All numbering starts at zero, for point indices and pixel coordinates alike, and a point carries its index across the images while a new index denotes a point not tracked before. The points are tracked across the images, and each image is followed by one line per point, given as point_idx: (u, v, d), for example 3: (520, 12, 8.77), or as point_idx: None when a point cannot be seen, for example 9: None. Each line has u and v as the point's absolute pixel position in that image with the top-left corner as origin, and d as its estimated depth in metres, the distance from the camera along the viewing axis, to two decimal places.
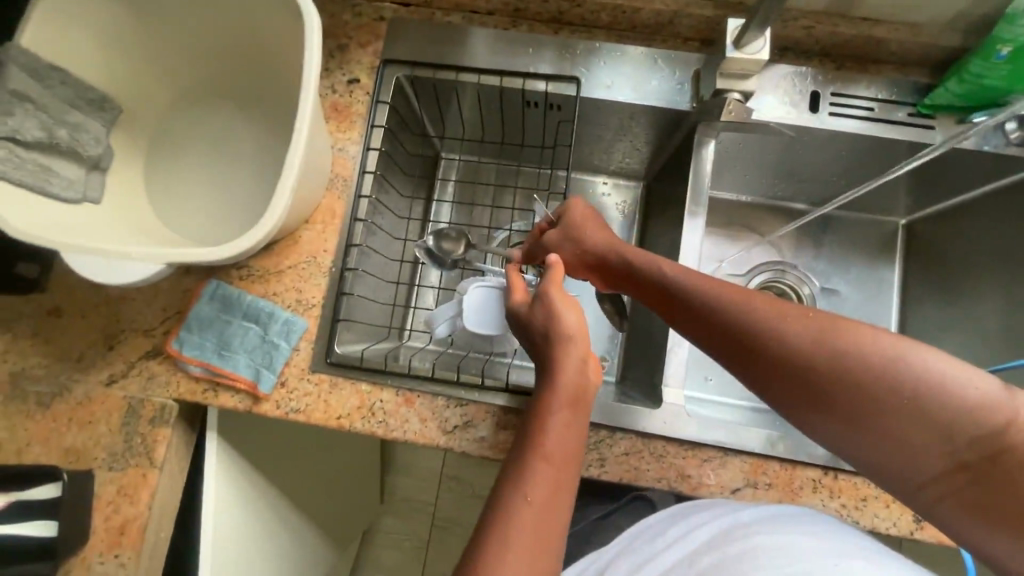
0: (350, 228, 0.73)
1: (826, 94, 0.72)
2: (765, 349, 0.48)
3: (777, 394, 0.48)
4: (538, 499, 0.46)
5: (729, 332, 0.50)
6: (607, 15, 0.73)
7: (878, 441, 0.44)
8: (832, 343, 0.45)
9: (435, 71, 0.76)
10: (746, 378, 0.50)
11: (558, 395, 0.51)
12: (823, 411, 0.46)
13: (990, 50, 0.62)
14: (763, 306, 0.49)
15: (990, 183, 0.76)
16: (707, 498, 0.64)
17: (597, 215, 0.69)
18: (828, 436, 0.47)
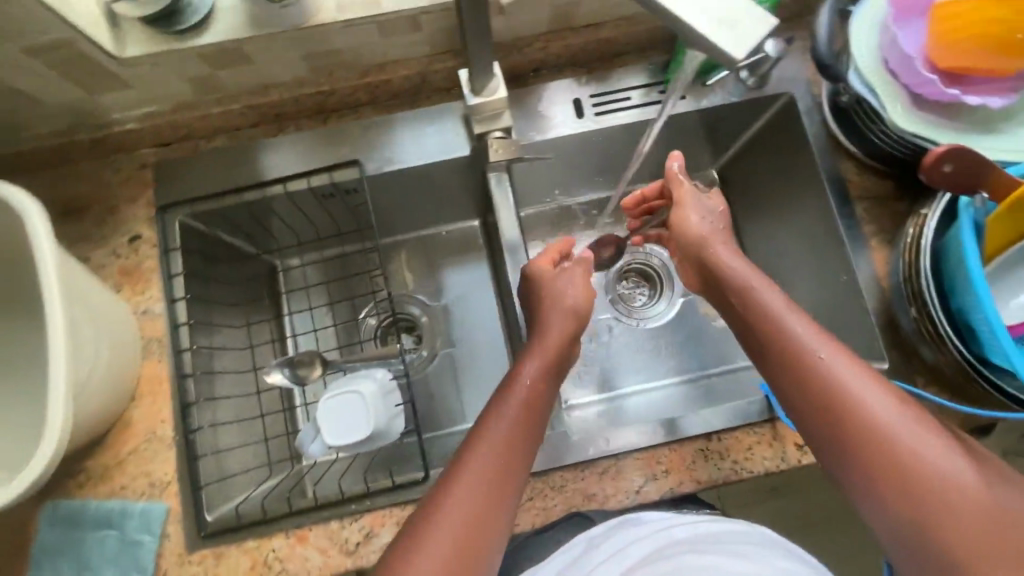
0: (181, 388, 0.69)
1: (586, 98, 0.76)
2: (784, 346, 0.57)
3: (814, 406, 0.54)
4: (483, 472, 0.54)
5: (814, 375, 0.54)
6: (362, 94, 0.73)
7: (834, 431, 0.52)
8: (835, 362, 0.54)
9: (218, 200, 0.73)
10: (799, 401, 0.55)
11: (521, 393, 0.60)
12: (821, 408, 0.53)
13: None
14: (860, 373, 0.53)
15: (757, 122, 0.83)
16: (633, 516, 0.61)
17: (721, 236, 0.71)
18: (830, 445, 0.52)
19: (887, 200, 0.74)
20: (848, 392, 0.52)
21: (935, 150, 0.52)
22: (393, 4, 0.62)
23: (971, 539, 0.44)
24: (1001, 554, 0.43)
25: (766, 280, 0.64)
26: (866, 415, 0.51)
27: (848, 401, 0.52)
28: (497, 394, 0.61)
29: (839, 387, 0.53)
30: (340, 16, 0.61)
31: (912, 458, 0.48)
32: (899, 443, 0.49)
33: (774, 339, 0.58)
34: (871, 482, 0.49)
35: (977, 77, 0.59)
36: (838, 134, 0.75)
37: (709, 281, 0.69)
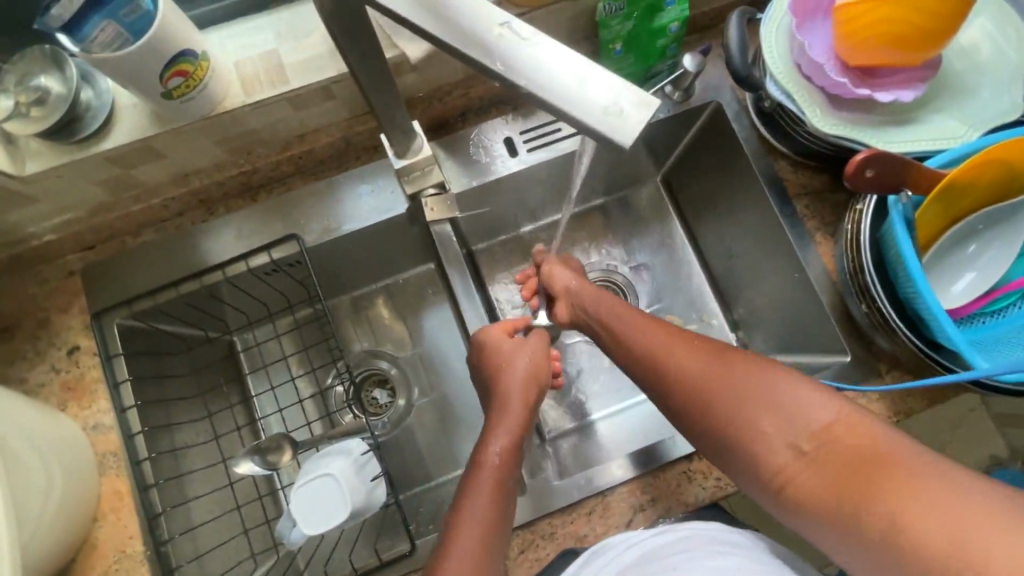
0: (144, 500, 0.66)
1: (517, 136, 0.76)
2: (612, 332, 0.66)
3: (644, 380, 0.61)
4: (476, 514, 0.55)
5: (637, 354, 0.61)
6: (288, 165, 0.72)
7: (648, 376, 0.60)
8: (640, 329, 0.63)
9: (156, 296, 0.70)
10: (638, 379, 0.61)
11: (506, 424, 0.62)
12: (647, 375, 0.60)
13: (608, 50, 0.69)
14: (669, 339, 0.60)
15: (689, 131, 0.84)
16: (605, 542, 0.60)
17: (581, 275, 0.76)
18: (671, 410, 0.58)
19: (824, 193, 0.75)
20: (655, 348, 0.60)
21: (858, 154, 0.52)
22: (300, 78, 0.61)
23: (759, 430, 0.51)
24: (781, 436, 0.50)
25: (618, 298, 0.70)
26: (664, 360, 0.58)
27: (652, 354, 0.60)
28: (482, 434, 0.62)
29: (648, 345, 0.60)
30: (248, 98, 0.60)
31: (705, 378, 0.55)
32: (693, 372, 0.56)
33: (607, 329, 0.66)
34: (686, 411, 0.56)
35: (888, 71, 0.60)
36: (766, 136, 0.76)
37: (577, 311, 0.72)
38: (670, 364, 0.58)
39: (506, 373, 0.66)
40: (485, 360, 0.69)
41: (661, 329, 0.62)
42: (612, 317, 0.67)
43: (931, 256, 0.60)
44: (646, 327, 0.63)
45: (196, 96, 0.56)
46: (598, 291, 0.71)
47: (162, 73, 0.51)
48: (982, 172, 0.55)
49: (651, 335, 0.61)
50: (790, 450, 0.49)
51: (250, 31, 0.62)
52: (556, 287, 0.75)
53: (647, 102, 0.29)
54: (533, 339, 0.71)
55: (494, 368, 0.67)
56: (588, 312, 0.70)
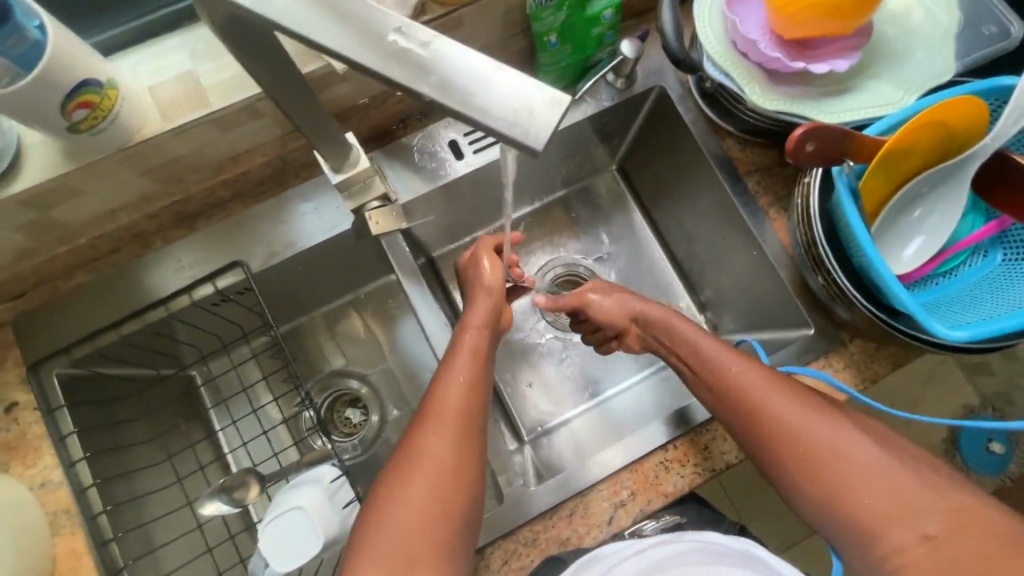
0: (104, 557, 0.63)
1: (462, 138, 0.74)
2: (718, 374, 0.61)
3: (740, 428, 0.59)
4: (419, 500, 0.54)
5: (734, 399, 0.59)
6: (225, 189, 0.69)
7: (760, 433, 0.57)
8: (750, 376, 0.59)
9: (95, 340, 0.67)
10: (735, 425, 0.59)
11: (449, 410, 0.58)
12: (745, 424, 0.58)
13: (542, 42, 0.68)
14: (774, 390, 0.57)
15: (637, 118, 0.83)
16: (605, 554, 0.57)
17: (613, 285, 0.75)
18: (767, 462, 0.57)
19: (773, 168, 0.75)
20: (773, 408, 0.56)
21: (797, 129, 0.51)
22: (221, 99, 0.57)
23: (877, 512, 0.51)
24: (907, 517, 0.50)
25: (687, 315, 0.68)
26: (790, 423, 0.55)
27: (772, 411, 0.57)
28: (425, 413, 0.59)
29: (768, 406, 0.57)
30: (167, 124, 0.56)
31: (827, 448, 0.53)
32: (818, 440, 0.54)
33: (712, 375, 0.61)
34: (794, 475, 0.55)
35: (824, 45, 0.60)
36: (712, 116, 0.76)
37: (648, 327, 0.71)
38: (797, 427, 0.55)
39: (453, 359, 0.63)
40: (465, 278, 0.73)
41: (776, 384, 0.58)
42: (714, 357, 0.62)
43: (879, 224, 0.60)
44: (765, 378, 0.58)
45: (108, 128, 0.53)
46: (690, 327, 0.66)
47: (63, 106, 0.48)
48: (920, 137, 0.55)
49: (771, 390, 0.58)
50: (916, 533, 0.49)
51: (162, 53, 0.58)
52: (596, 305, 0.74)
53: (557, 100, 0.28)
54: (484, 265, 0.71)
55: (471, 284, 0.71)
56: (660, 327, 0.69)
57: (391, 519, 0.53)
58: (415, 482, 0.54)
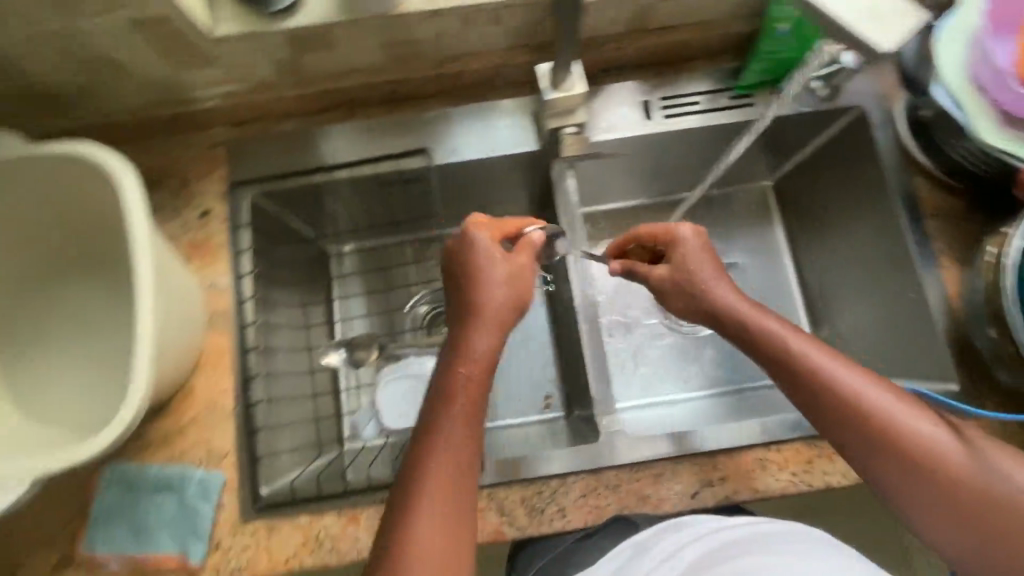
0: (243, 361, 0.70)
1: (655, 101, 0.77)
2: (847, 400, 0.57)
3: (866, 459, 0.56)
4: (446, 467, 0.54)
5: (864, 431, 0.56)
6: (435, 83, 0.75)
7: (892, 462, 0.55)
8: (888, 405, 0.56)
9: (287, 179, 0.75)
10: (858, 455, 0.57)
11: (448, 439, 0.55)
12: (876, 455, 0.55)
13: (771, 29, 0.69)
14: (917, 423, 0.55)
15: (820, 135, 0.81)
16: (688, 527, 0.58)
17: (706, 252, 0.67)
18: (895, 492, 0.55)
19: (959, 219, 0.73)
20: (914, 438, 0.54)
21: None
22: None
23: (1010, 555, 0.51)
24: None
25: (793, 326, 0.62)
26: (929, 456, 0.54)
27: (909, 445, 0.54)
28: (437, 392, 0.57)
29: (904, 437, 0.54)
30: (428, 6, 0.62)
31: (973, 485, 0.52)
32: (962, 481, 0.53)
33: (840, 408, 0.57)
34: (918, 502, 0.54)
35: None
36: (911, 148, 0.75)
37: (731, 333, 0.65)
38: (934, 458, 0.54)
39: (451, 382, 0.57)
40: (455, 265, 0.62)
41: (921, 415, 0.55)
42: (843, 384, 0.57)
43: None
44: (902, 407, 0.56)
45: None
46: (804, 351, 0.59)
47: None
48: None
49: (909, 425, 0.55)
50: None
51: None
52: (670, 292, 0.67)
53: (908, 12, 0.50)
54: (522, 255, 0.62)
55: (470, 275, 0.60)
56: (756, 341, 0.62)
57: (414, 547, 0.51)
58: (426, 508, 0.52)
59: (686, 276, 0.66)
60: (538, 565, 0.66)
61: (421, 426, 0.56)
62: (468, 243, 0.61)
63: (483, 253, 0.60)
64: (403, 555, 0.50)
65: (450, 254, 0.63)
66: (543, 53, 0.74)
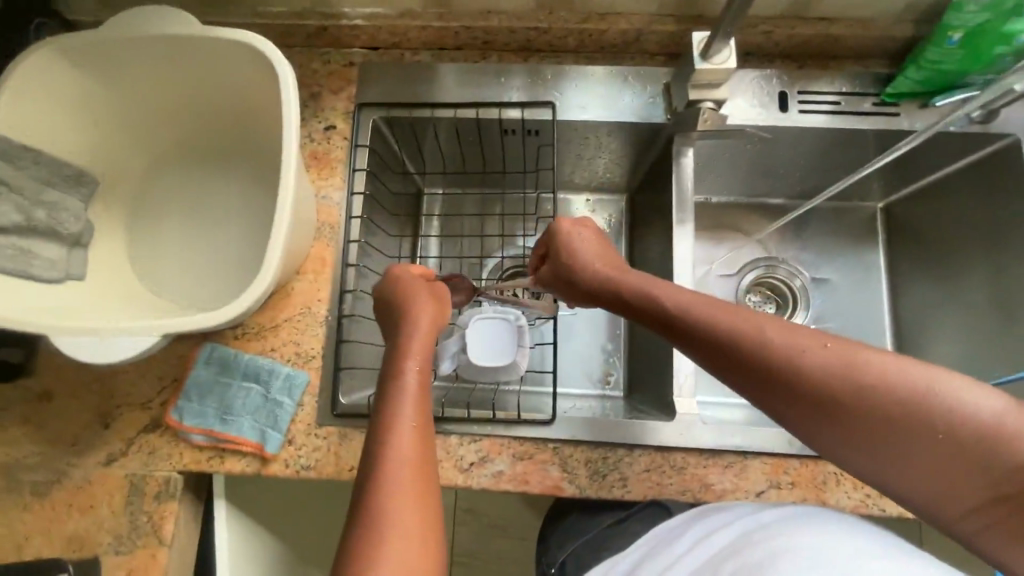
0: (342, 275, 0.72)
1: (793, 94, 0.74)
2: (819, 390, 0.43)
3: (838, 443, 0.43)
4: (403, 454, 0.48)
5: (803, 397, 0.44)
6: (573, 39, 0.75)
7: (915, 458, 0.40)
8: (809, 350, 0.44)
9: (413, 108, 0.76)
10: (832, 439, 0.43)
11: (409, 413, 0.51)
12: (836, 431, 0.43)
13: (942, 36, 0.66)
14: (838, 363, 0.43)
15: (960, 159, 0.77)
16: (727, 514, 0.56)
17: (575, 226, 0.67)
18: (890, 468, 0.42)
19: None
20: (851, 378, 0.42)
21: None
22: None
23: None
24: None
25: (662, 282, 0.56)
26: (882, 399, 0.41)
27: (926, 422, 0.40)
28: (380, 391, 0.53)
29: (916, 409, 0.40)
30: None
31: (944, 414, 0.39)
32: (936, 415, 0.39)
33: (768, 379, 0.45)
34: (914, 462, 0.41)
35: None
36: None
37: (627, 305, 0.58)
38: (969, 425, 0.39)
39: (398, 369, 0.54)
40: (384, 291, 0.64)
41: (835, 347, 0.44)
42: (817, 366, 0.43)
43: None
44: (890, 364, 0.42)
45: None
46: (721, 325, 0.48)
47: None
48: None
49: (916, 386, 0.40)
50: None
51: None
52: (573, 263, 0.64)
53: None
54: (437, 282, 0.68)
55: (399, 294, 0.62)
56: (648, 315, 0.55)
57: (388, 536, 0.43)
58: (386, 491, 0.46)
59: (581, 265, 0.63)
60: (570, 547, 0.69)
61: (378, 409, 0.52)
62: (393, 276, 0.65)
63: (404, 278, 0.64)
64: (376, 532, 0.44)
65: (377, 289, 0.66)
66: (691, 25, 0.73)
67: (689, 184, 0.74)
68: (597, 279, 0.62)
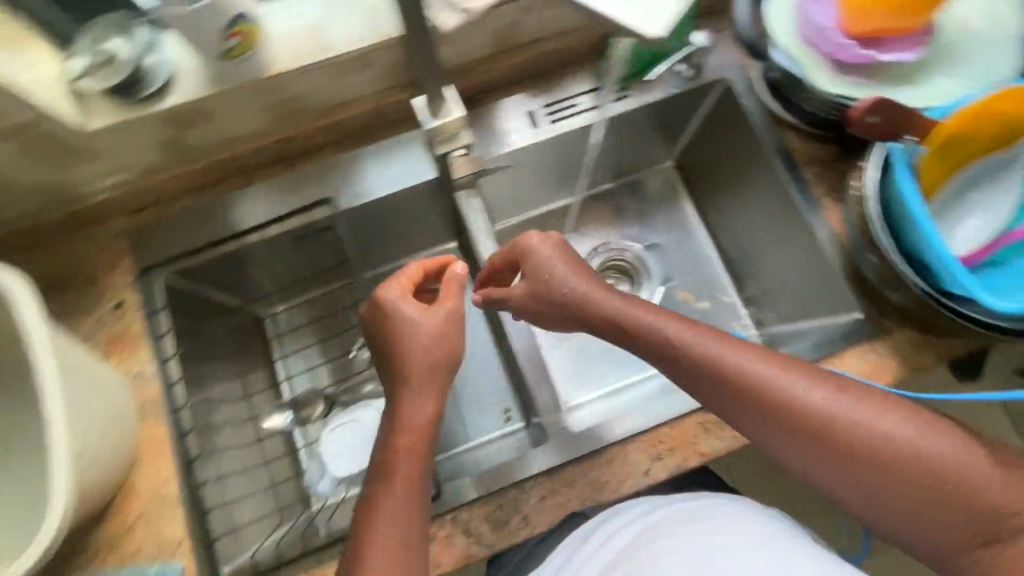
0: (182, 445, 0.69)
1: (538, 109, 0.81)
2: (811, 424, 0.53)
3: (814, 461, 0.54)
4: (389, 527, 0.55)
5: (796, 427, 0.54)
6: (325, 134, 0.77)
7: (837, 458, 0.53)
8: (804, 388, 0.55)
9: (198, 253, 0.75)
10: (809, 457, 0.54)
11: (397, 505, 0.56)
12: (818, 451, 0.53)
13: (624, 25, 0.75)
14: (829, 403, 0.54)
15: (699, 108, 0.87)
16: (632, 511, 0.63)
17: (557, 245, 0.67)
18: (847, 480, 0.53)
19: (830, 163, 0.78)
20: (838, 416, 0.53)
21: (861, 104, 0.57)
22: (345, 45, 0.65)
23: (972, 520, 0.49)
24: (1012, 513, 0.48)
25: (647, 304, 0.63)
26: (855, 432, 0.52)
27: (854, 436, 0.52)
28: (379, 465, 0.59)
29: (886, 448, 0.51)
30: (296, 63, 0.65)
31: (902, 452, 0.51)
32: (897, 453, 0.51)
33: (765, 406, 0.55)
34: (869, 479, 0.52)
35: (892, 39, 0.65)
36: (775, 109, 0.80)
37: (604, 329, 0.64)
38: (889, 445, 0.51)
39: (395, 455, 0.59)
40: (381, 324, 0.66)
41: (823, 385, 0.55)
42: (812, 407, 0.54)
43: (940, 201, 0.63)
44: (866, 411, 0.53)
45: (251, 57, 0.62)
46: (702, 337, 0.59)
47: (224, 32, 0.57)
48: (980, 124, 0.59)
49: (884, 434, 0.52)
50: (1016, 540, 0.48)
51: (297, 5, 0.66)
52: (520, 295, 0.67)
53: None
54: (450, 299, 0.66)
55: (394, 330, 0.65)
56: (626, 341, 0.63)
57: None
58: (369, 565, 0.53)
59: (552, 282, 0.65)
60: None
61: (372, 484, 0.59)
62: (378, 302, 0.66)
63: (392, 308, 0.65)
64: None
65: (368, 313, 0.67)
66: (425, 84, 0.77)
67: (484, 225, 0.78)
68: (568, 300, 0.65)
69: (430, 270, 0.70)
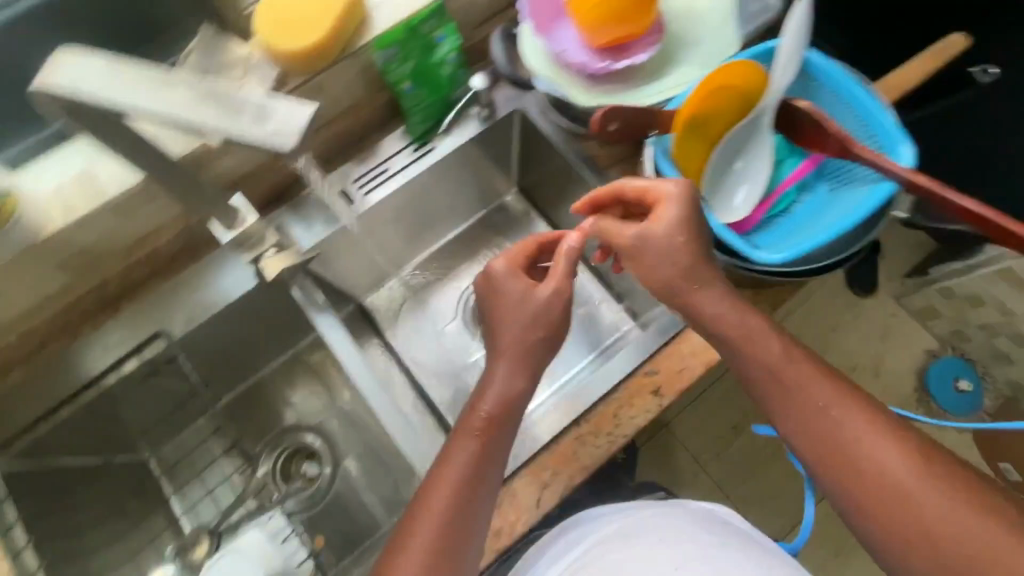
0: None
1: (351, 186, 0.83)
2: (830, 433, 0.56)
3: (817, 462, 0.57)
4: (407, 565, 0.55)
5: (817, 432, 0.57)
6: (139, 270, 0.76)
7: (848, 470, 0.55)
8: (837, 408, 0.57)
9: (33, 430, 0.71)
10: (814, 459, 0.58)
11: (424, 540, 0.56)
12: (825, 454, 0.56)
13: (399, 89, 0.78)
14: (852, 423, 0.56)
15: (511, 139, 0.91)
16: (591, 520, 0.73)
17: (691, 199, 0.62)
18: (838, 484, 0.56)
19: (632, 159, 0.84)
20: (859, 441, 0.55)
21: (596, 116, 0.60)
22: (115, 186, 0.64)
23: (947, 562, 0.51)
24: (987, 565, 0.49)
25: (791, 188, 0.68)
26: (866, 455, 0.55)
27: (872, 461, 0.55)
28: (421, 488, 0.59)
29: (890, 478, 0.54)
30: (67, 220, 0.63)
31: (906, 489, 0.53)
32: (902, 488, 0.53)
33: (788, 395, 0.58)
34: (858, 492, 0.55)
35: (632, 42, 0.70)
36: (567, 125, 0.85)
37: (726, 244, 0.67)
38: (904, 481, 0.53)
39: (428, 488, 0.59)
40: (489, 292, 0.66)
41: (857, 406, 0.57)
42: (837, 422, 0.56)
43: (706, 181, 0.69)
44: (880, 445, 0.55)
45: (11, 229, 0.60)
46: (747, 324, 0.60)
47: None
48: (715, 101, 0.64)
49: (901, 470, 0.54)
50: None
51: (62, 160, 0.65)
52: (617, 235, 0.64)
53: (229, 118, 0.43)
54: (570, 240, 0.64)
55: (501, 301, 0.65)
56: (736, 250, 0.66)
57: None
58: None
59: (628, 242, 0.63)
60: None
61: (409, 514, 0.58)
62: (489, 277, 0.66)
63: (506, 276, 0.65)
64: None
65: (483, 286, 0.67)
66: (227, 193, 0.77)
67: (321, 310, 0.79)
68: (646, 247, 0.63)
69: (546, 246, 0.69)
